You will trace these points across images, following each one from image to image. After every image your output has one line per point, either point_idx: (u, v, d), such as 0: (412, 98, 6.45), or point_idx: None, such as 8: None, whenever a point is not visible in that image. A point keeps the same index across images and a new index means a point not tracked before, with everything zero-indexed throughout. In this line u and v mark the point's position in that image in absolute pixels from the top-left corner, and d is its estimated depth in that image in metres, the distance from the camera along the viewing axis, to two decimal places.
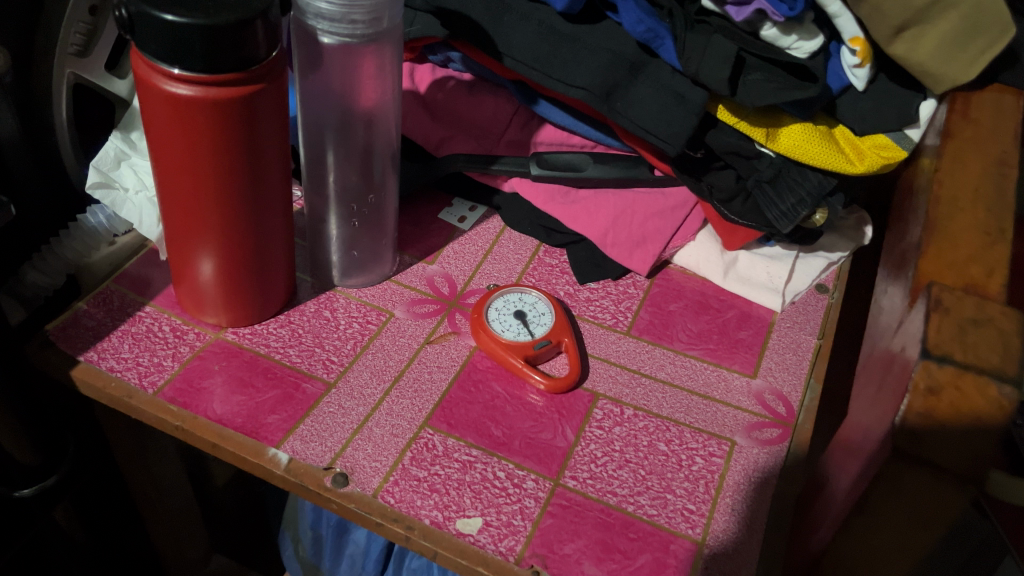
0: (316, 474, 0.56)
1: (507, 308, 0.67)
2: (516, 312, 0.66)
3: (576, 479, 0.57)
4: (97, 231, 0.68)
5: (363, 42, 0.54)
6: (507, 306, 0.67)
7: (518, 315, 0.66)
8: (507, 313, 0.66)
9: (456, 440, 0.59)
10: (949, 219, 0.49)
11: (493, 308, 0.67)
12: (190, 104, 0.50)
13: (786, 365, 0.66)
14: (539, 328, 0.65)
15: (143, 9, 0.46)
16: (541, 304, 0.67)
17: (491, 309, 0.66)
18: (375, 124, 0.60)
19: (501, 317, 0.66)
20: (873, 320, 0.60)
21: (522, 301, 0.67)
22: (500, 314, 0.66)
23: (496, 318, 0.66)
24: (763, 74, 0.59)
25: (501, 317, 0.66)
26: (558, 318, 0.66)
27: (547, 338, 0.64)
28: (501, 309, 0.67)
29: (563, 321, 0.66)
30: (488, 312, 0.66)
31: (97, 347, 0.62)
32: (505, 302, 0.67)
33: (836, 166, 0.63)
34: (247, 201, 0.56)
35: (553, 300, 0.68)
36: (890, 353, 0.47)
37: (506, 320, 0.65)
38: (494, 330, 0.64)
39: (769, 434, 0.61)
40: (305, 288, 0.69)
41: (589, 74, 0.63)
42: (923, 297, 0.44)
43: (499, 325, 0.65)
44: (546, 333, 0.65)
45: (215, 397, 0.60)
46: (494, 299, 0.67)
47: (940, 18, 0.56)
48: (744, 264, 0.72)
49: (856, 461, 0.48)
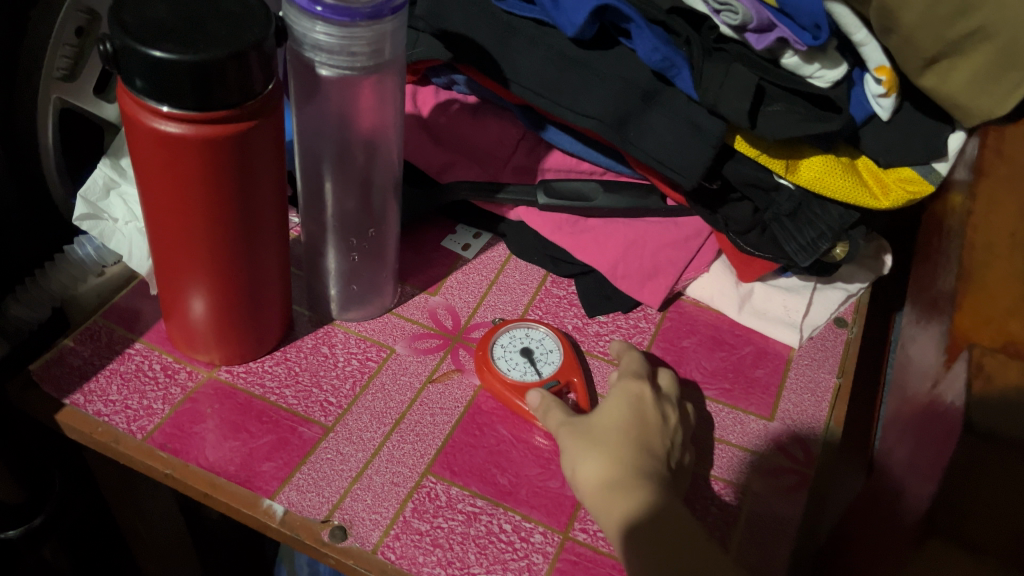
0: (313, 528, 0.53)
1: (512, 343, 0.64)
2: (523, 349, 0.63)
3: (586, 532, 0.55)
4: (85, 263, 0.65)
5: (363, 74, 0.51)
6: (512, 343, 0.64)
7: (524, 354, 0.63)
8: (513, 349, 0.63)
9: (459, 489, 0.56)
10: (986, 268, 0.46)
11: (498, 344, 0.64)
12: (180, 142, 0.47)
13: (804, 407, 0.63)
14: (547, 367, 0.62)
15: (128, 44, 0.43)
16: (548, 340, 0.64)
17: (496, 346, 0.63)
18: (376, 155, 0.58)
19: (505, 355, 0.63)
20: (901, 365, 0.57)
21: (527, 337, 0.64)
22: (504, 351, 0.63)
23: (501, 353, 0.63)
24: (786, 105, 0.56)
25: (503, 356, 0.63)
26: (566, 357, 0.63)
27: (556, 378, 0.61)
28: (505, 344, 0.64)
29: (572, 361, 0.62)
30: (493, 348, 0.63)
31: (84, 389, 0.59)
32: (510, 338, 0.64)
33: (861, 201, 0.60)
34: (239, 239, 0.53)
35: (562, 336, 0.65)
36: (923, 412, 0.45)
37: (511, 358, 0.62)
38: (497, 368, 0.61)
39: (788, 481, 0.58)
40: (303, 321, 0.66)
41: (600, 103, 0.60)
42: (964, 357, 0.41)
43: (503, 364, 0.62)
44: (554, 373, 0.61)
45: (208, 442, 0.57)
46: (501, 331, 0.64)
47: (973, 50, 0.53)
48: (760, 297, 0.69)
49: (887, 524, 0.45)
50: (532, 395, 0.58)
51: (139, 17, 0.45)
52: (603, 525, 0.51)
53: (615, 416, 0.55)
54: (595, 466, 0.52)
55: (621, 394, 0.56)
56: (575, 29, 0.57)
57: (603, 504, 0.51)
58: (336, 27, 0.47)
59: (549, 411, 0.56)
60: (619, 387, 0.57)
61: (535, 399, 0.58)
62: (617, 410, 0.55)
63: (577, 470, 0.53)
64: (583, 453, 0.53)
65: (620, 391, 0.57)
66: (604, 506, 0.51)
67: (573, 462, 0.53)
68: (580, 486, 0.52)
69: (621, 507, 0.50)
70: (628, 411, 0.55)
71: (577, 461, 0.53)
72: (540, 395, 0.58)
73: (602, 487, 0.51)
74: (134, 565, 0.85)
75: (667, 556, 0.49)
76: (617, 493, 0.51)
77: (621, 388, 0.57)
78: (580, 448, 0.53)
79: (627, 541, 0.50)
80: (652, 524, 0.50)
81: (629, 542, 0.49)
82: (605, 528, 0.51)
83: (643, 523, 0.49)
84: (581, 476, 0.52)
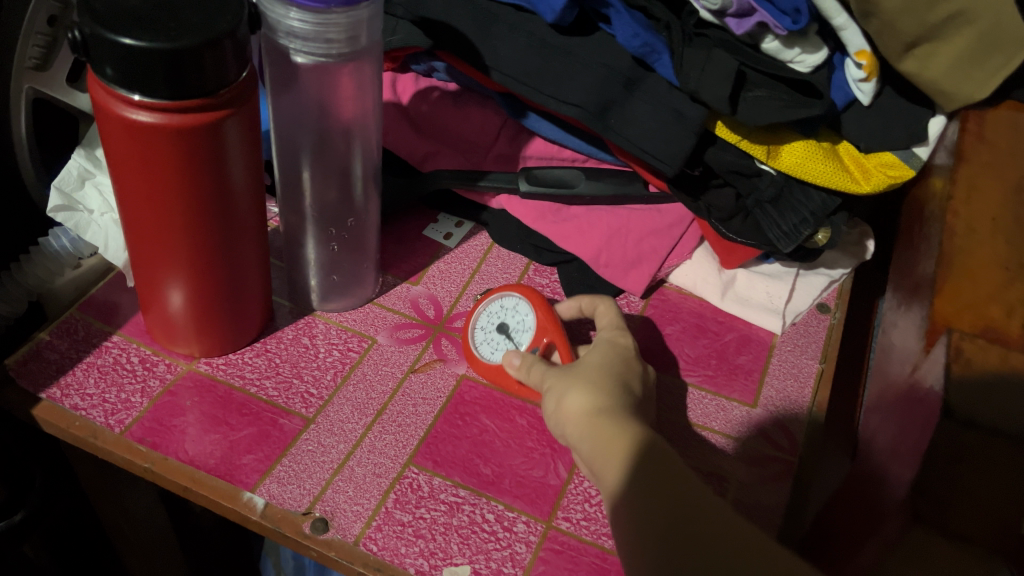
0: (294, 520, 0.52)
1: (491, 319, 0.62)
2: (506, 321, 0.61)
3: (569, 521, 0.55)
4: (60, 256, 0.65)
5: (340, 61, 0.50)
6: (494, 317, 0.62)
7: (505, 329, 0.61)
8: (495, 323, 0.62)
9: (442, 479, 0.56)
10: (967, 253, 0.46)
11: (479, 328, 0.62)
12: (152, 130, 0.46)
13: (786, 394, 0.63)
14: (524, 337, 0.60)
15: (98, 31, 0.42)
16: (523, 305, 0.61)
17: (476, 330, 0.62)
18: (355, 145, 0.57)
19: (485, 340, 0.61)
20: (882, 351, 0.57)
21: (504, 306, 0.62)
22: (484, 332, 0.62)
23: (480, 338, 0.62)
24: (767, 90, 0.56)
25: (485, 341, 0.61)
26: (537, 317, 0.59)
27: (537, 344, 0.59)
28: (483, 326, 0.62)
29: (547, 321, 0.59)
30: (473, 334, 0.62)
31: (60, 383, 0.58)
32: (492, 309, 0.62)
33: (842, 185, 0.60)
34: (215, 230, 0.53)
35: (530, 292, 0.60)
36: (903, 397, 0.44)
37: (494, 338, 0.61)
38: (479, 357, 0.61)
39: (772, 468, 0.58)
40: (283, 313, 0.66)
41: (582, 89, 0.59)
42: (943, 343, 0.41)
43: (486, 348, 0.61)
44: (533, 342, 0.59)
45: (188, 436, 0.56)
46: (486, 303, 0.62)
47: (955, 34, 0.53)
48: (743, 284, 0.69)
49: (867, 508, 0.45)
50: (509, 359, 0.58)
51: (109, 5, 0.44)
52: (585, 450, 0.50)
53: (603, 360, 0.55)
54: (584, 395, 0.52)
55: (610, 348, 0.56)
56: (555, 15, 0.57)
57: (587, 427, 0.50)
58: (311, 14, 0.46)
59: (532, 367, 0.56)
60: (606, 341, 0.57)
61: (515, 361, 0.58)
62: (605, 358, 0.55)
63: (562, 403, 0.52)
64: (574, 386, 0.53)
65: (608, 344, 0.57)
66: (593, 435, 0.50)
67: (557, 398, 0.53)
68: (566, 416, 0.52)
69: (603, 427, 0.49)
70: (610, 354, 0.55)
71: (562, 395, 0.53)
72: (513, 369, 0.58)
73: (586, 413, 0.51)
74: (118, 560, 0.85)
75: (650, 470, 0.47)
76: (600, 417, 0.50)
77: (603, 339, 0.58)
78: (571, 383, 0.53)
79: (608, 457, 0.48)
80: (635, 440, 0.48)
81: (610, 459, 0.48)
82: (587, 453, 0.50)
83: (628, 439, 0.48)
84: (564, 407, 0.52)
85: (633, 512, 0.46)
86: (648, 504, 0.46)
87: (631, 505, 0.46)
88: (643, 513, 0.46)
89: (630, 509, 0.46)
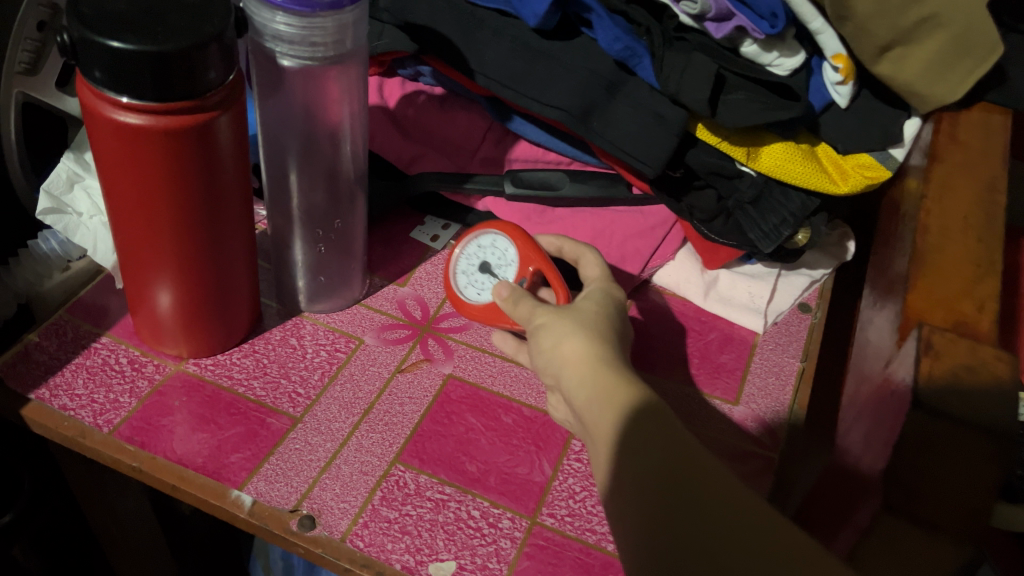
0: (281, 517, 0.53)
1: (471, 264, 0.62)
2: (488, 260, 0.61)
3: (554, 517, 0.55)
4: (49, 257, 0.65)
5: (325, 65, 0.51)
6: (473, 259, 0.62)
7: (487, 267, 0.61)
8: (475, 265, 0.62)
9: (428, 477, 0.56)
10: (940, 250, 0.47)
11: (461, 274, 0.62)
12: (140, 132, 0.46)
13: (768, 392, 0.64)
14: (509, 271, 0.59)
15: (86, 35, 0.43)
16: (501, 239, 0.61)
17: (459, 275, 0.62)
18: (342, 147, 0.58)
19: (470, 285, 0.61)
20: (858, 348, 0.58)
21: (483, 246, 0.62)
22: (466, 278, 0.62)
23: (463, 284, 0.61)
24: (746, 93, 0.57)
25: (471, 286, 0.61)
26: (518, 245, 0.59)
27: (523, 274, 0.59)
28: (463, 272, 0.62)
29: (530, 247, 0.59)
30: (457, 280, 0.62)
31: (49, 383, 0.59)
32: (472, 251, 0.62)
33: (820, 186, 0.61)
34: (203, 232, 0.53)
35: (506, 224, 0.61)
36: (878, 389, 0.45)
37: (477, 279, 0.61)
38: (465, 300, 0.60)
39: (753, 464, 0.59)
40: (271, 314, 0.67)
41: (565, 93, 0.60)
42: (914, 336, 0.41)
43: (471, 292, 0.61)
44: (518, 272, 0.59)
45: (176, 435, 0.57)
46: (464, 246, 0.62)
47: (927, 38, 0.55)
48: (725, 284, 0.70)
49: (843, 498, 0.46)
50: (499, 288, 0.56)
51: (97, 9, 0.45)
52: (583, 399, 0.48)
53: (602, 310, 0.53)
54: (587, 345, 0.50)
55: (605, 298, 0.55)
56: (538, 20, 0.57)
57: (589, 376, 0.48)
58: (297, 18, 0.47)
59: (520, 299, 0.54)
60: (599, 289, 0.56)
61: (503, 292, 0.55)
62: (603, 307, 0.54)
63: (560, 347, 0.50)
64: (577, 331, 0.50)
65: (603, 294, 0.55)
66: (598, 384, 0.48)
67: (555, 338, 0.51)
68: (567, 361, 0.50)
69: (607, 381, 0.48)
70: (607, 303, 0.54)
71: (562, 337, 0.50)
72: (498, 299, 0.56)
73: (589, 362, 0.49)
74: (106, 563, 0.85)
75: (653, 440, 0.45)
76: (604, 369, 0.48)
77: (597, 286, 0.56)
78: (574, 327, 0.51)
79: (611, 411, 0.46)
80: (642, 402, 0.47)
81: (613, 413, 0.46)
82: (585, 402, 0.48)
83: (636, 399, 0.47)
84: (564, 351, 0.50)
85: (632, 471, 0.44)
86: (647, 470, 0.44)
87: (628, 465, 0.45)
88: (640, 478, 0.44)
89: (625, 471, 0.45)
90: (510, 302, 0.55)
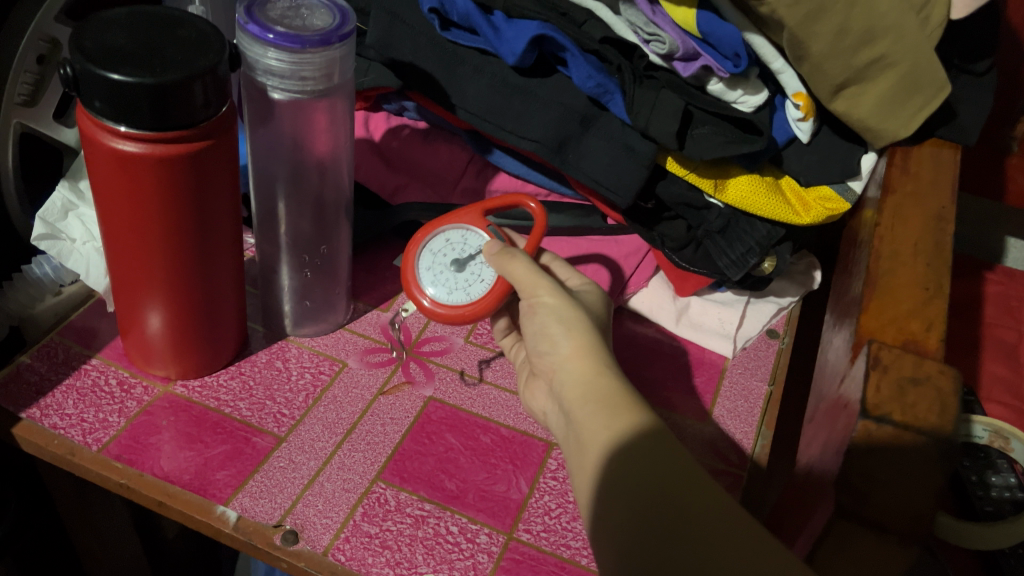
0: (265, 532, 0.55)
1: (445, 278, 0.61)
2: (449, 258, 0.62)
3: (530, 532, 0.57)
4: (42, 282, 0.67)
5: (313, 98, 0.54)
6: (440, 273, 0.62)
7: (454, 261, 0.62)
8: (444, 271, 0.61)
9: (409, 494, 0.58)
10: (890, 274, 0.50)
11: (447, 294, 0.61)
12: (136, 160, 0.49)
13: (737, 413, 0.67)
14: (472, 237, 0.62)
15: (87, 68, 0.45)
16: (437, 240, 0.63)
17: (443, 295, 0.61)
18: (328, 174, 0.60)
19: (468, 283, 0.61)
20: (819, 369, 0.61)
21: (433, 263, 0.62)
22: (460, 288, 0.61)
23: (467, 292, 0.60)
24: (711, 127, 0.60)
25: (470, 285, 0.61)
26: (459, 219, 0.63)
27: (487, 225, 0.63)
28: (451, 288, 0.61)
29: (465, 213, 0.63)
30: (451, 300, 0.60)
31: (40, 403, 0.61)
32: (433, 274, 0.62)
33: (784, 218, 0.65)
34: (194, 258, 0.56)
35: (428, 227, 0.63)
36: (834, 401, 0.48)
37: (461, 277, 0.61)
38: (484, 290, 0.60)
39: (724, 481, 0.62)
40: (257, 338, 0.69)
41: (542, 126, 0.63)
42: (864, 353, 0.44)
43: (478, 286, 0.60)
44: (480, 230, 0.62)
45: (163, 453, 0.59)
46: (422, 280, 0.62)
47: (878, 76, 0.58)
48: (696, 310, 0.73)
49: (802, 504, 0.48)
50: (486, 251, 0.59)
51: (97, 43, 0.47)
52: (578, 392, 0.51)
53: (599, 321, 0.57)
54: (593, 344, 0.53)
55: (598, 306, 0.58)
56: (515, 58, 0.61)
57: (590, 373, 0.51)
58: (287, 54, 0.50)
59: (517, 264, 0.57)
60: (590, 295, 0.59)
61: (495, 247, 0.59)
62: (599, 318, 0.57)
63: (562, 338, 0.53)
64: (584, 330, 0.53)
65: (595, 299, 0.58)
66: (601, 383, 0.50)
67: (559, 333, 0.53)
68: (571, 359, 0.52)
69: (605, 383, 0.50)
70: (600, 317, 0.57)
71: (566, 329, 0.53)
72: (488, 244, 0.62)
73: (592, 361, 0.52)
74: None
75: (641, 462, 0.46)
76: (604, 372, 0.51)
77: (587, 288, 0.60)
78: (583, 324, 0.53)
79: (607, 411, 0.49)
80: (641, 421, 0.48)
81: (610, 413, 0.48)
82: (579, 396, 0.50)
83: (635, 410, 0.48)
84: (565, 343, 0.53)
85: (615, 483, 0.46)
86: (633, 491, 0.45)
87: (615, 471, 0.46)
88: (623, 497, 0.45)
89: (612, 479, 0.46)
90: (511, 264, 0.57)
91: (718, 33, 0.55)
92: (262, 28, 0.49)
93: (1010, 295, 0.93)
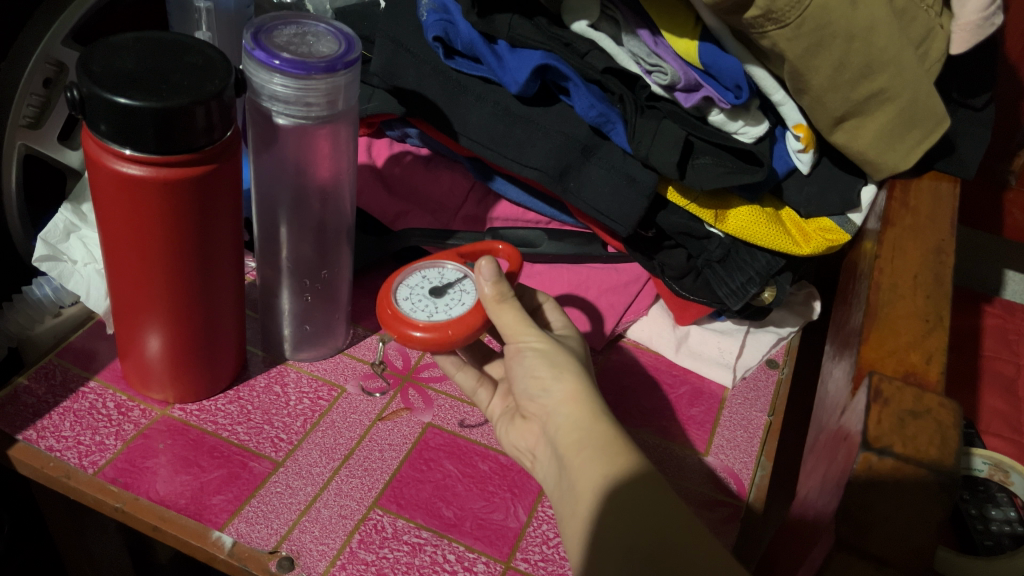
0: (261, 558, 0.54)
1: (424, 304, 0.59)
2: (427, 289, 0.61)
3: (528, 562, 0.57)
4: (42, 303, 0.68)
5: (318, 123, 0.54)
6: (418, 300, 0.59)
7: (432, 290, 0.60)
8: (423, 299, 0.60)
9: (405, 521, 0.58)
10: (890, 305, 0.50)
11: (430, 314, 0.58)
12: (138, 182, 0.49)
13: (736, 442, 0.67)
14: (449, 271, 0.62)
15: (95, 92, 0.46)
16: (413, 276, 0.62)
17: (428, 315, 0.58)
18: (330, 201, 0.60)
19: (449, 305, 0.59)
20: (819, 400, 0.61)
21: (410, 294, 0.60)
22: (441, 309, 0.59)
23: (449, 312, 0.58)
24: (712, 158, 0.60)
25: (451, 307, 0.59)
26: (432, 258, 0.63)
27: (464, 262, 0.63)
28: (432, 310, 0.58)
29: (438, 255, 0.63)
30: (436, 317, 0.58)
31: (37, 426, 0.60)
32: (411, 302, 0.59)
33: (784, 248, 0.65)
34: (195, 283, 0.56)
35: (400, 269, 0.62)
36: (834, 432, 0.48)
37: (441, 300, 0.59)
38: (467, 309, 0.58)
39: (722, 512, 0.61)
40: (256, 362, 0.69)
41: (543, 155, 0.64)
42: (865, 384, 0.44)
43: (459, 307, 0.59)
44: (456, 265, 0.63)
45: (159, 476, 0.58)
46: (402, 307, 0.59)
47: (878, 110, 0.58)
48: (696, 339, 0.73)
49: (801, 535, 0.48)
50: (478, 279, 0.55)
51: (106, 67, 0.47)
52: (573, 438, 0.50)
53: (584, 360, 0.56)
54: (583, 387, 0.52)
55: (581, 346, 0.58)
56: (519, 86, 0.61)
57: (586, 418, 0.51)
58: (293, 80, 0.50)
59: (505, 301, 0.56)
60: (572, 337, 0.59)
61: (490, 273, 0.55)
62: (584, 357, 0.57)
63: (555, 382, 0.53)
64: (575, 374, 0.53)
65: (577, 341, 0.58)
66: (594, 429, 0.50)
67: (552, 376, 0.53)
68: (565, 404, 0.52)
69: (603, 429, 0.50)
70: (586, 355, 0.57)
71: (557, 373, 0.53)
72: (466, 273, 0.62)
73: (586, 406, 0.51)
74: None
75: (637, 504, 0.46)
76: (598, 417, 0.51)
77: (567, 332, 0.59)
78: (573, 367, 0.53)
79: (604, 455, 0.48)
80: (632, 464, 0.48)
81: (606, 457, 0.48)
82: (575, 442, 0.50)
83: (629, 454, 0.48)
84: (559, 386, 0.53)
85: (611, 524, 0.46)
86: (636, 541, 0.45)
87: (613, 513, 0.46)
88: (624, 545, 0.45)
89: (612, 525, 0.46)
90: (499, 307, 0.55)
91: (720, 64, 0.56)
92: (268, 54, 0.50)
93: (1009, 328, 0.93)
